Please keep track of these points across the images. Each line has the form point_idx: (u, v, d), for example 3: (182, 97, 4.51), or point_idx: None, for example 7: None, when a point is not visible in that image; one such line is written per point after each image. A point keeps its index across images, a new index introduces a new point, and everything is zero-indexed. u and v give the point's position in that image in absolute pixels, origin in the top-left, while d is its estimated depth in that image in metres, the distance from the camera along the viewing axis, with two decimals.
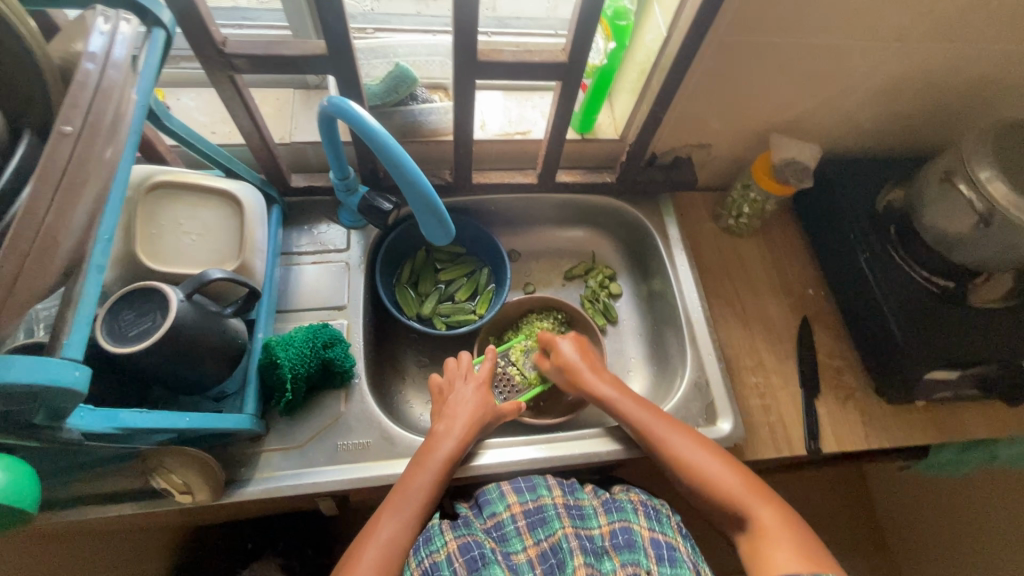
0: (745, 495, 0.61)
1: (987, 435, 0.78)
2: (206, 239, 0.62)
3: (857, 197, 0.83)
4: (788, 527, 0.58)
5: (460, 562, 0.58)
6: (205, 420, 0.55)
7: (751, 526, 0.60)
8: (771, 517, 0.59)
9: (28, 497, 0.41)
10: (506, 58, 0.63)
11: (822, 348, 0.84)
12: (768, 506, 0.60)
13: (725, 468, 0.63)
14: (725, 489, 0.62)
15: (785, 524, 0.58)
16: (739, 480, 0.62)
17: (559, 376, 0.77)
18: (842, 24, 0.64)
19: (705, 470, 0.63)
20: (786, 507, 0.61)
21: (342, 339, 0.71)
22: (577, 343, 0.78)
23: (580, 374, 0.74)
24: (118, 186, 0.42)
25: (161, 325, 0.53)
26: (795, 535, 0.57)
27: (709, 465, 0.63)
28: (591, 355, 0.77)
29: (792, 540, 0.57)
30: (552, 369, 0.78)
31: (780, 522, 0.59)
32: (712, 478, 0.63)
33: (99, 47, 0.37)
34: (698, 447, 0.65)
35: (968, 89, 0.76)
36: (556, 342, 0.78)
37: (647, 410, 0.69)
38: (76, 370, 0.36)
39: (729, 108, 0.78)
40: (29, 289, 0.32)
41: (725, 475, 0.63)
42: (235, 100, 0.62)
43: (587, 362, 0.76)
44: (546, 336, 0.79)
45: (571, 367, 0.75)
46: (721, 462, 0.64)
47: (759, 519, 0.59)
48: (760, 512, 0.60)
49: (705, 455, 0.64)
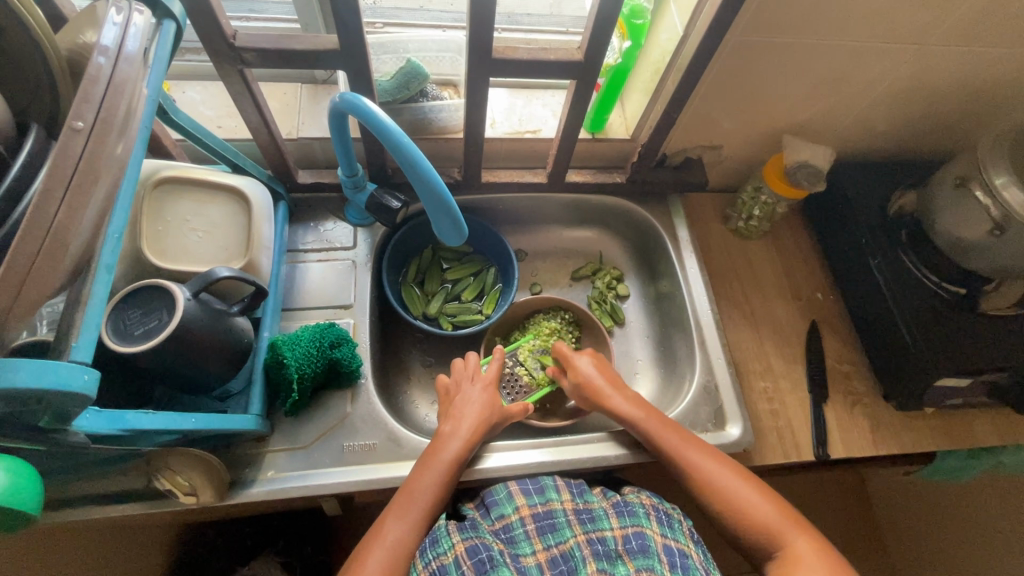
0: (779, 523, 0.60)
1: (995, 442, 0.78)
2: (214, 235, 0.61)
3: (869, 201, 0.83)
4: (822, 556, 0.57)
5: (468, 565, 0.57)
6: (210, 421, 0.54)
7: (783, 554, 0.59)
8: (805, 545, 0.58)
9: (31, 499, 0.40)
10: (521, 56, 0.61)
11: (831, 353, 0.83)
12: (800, 533, 0.59)
13: (758, 495, 0.63)
14: (759, 517, 0.61)
15: (820, 552, 0.57)
16: (773, 508, 0.61)
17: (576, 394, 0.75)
18: (862, 27, 0.63)
19: (740, 497, 0.62)
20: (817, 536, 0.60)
21: (348, 339, 0.70)
22: (596, 361, 0.76)
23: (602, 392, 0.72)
24: (128, 183, 0.41)
25: (168, 323, 0.52)
26: (833, 564, 0.56)
27: (744, 493, 0.63)
28: (611, 373, 0.75)
29: (828, 569, 0.56)
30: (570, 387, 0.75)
31: (812, 549, 0.58)
32: (746, 505, 0.62)
33: (112, 40, 0.36)
34: (733, 473, 0.64)
35: (982, 95, 0.76)
36: (574, 359, 0.76)
37: (679, 433, 0.68)
38: (85, 374, 0.35)
39: (742, 109, 0.77)
40: (38, 289, 0.31)
41: (759, 504, 0.62)
42: (244, 94, 0.61)
43: (608, 380, 0.74)
44: (564, 351, 0.76)
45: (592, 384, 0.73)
46: (755, 489, 0.63)
47: (793, 547, 0.58)
48: (794, 540, 0.59)
49: (739, 482, 0.63)
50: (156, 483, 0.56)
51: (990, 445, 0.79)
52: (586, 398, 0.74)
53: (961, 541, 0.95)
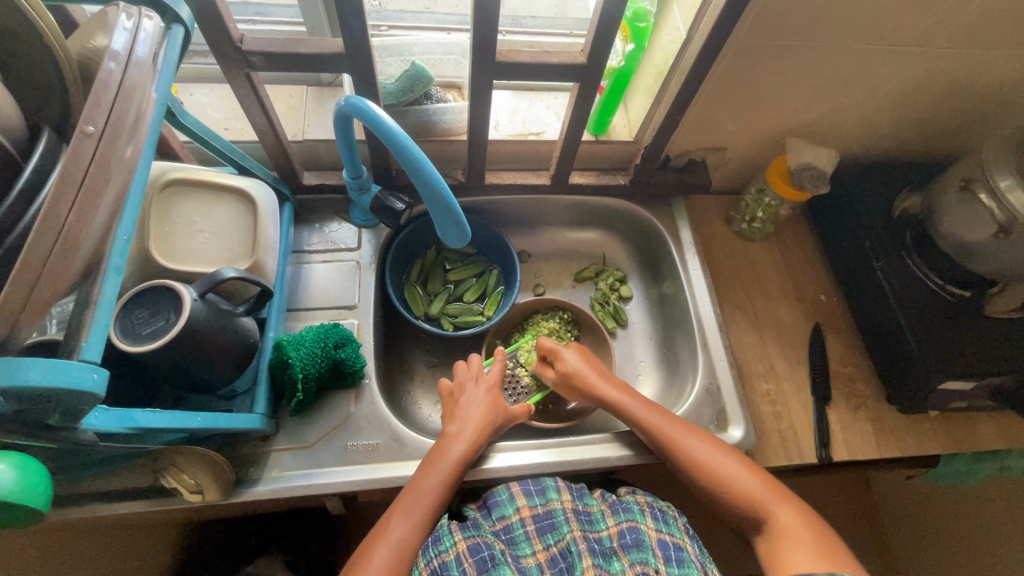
0: (762, 494, 0.61)
1: (997, 444, 0.77)
2: (220, 237, 0.62)
3: (871, 204, 0.83)
4: (807, 526, 0.59)
5: (469, 563, 0.59)
6: (216, 420, 0.55)
7: (771, 529, 0.60)
8: (789, 517, 0.59)
9: (41, 496, 0.41)
10: (524, 59, 0.62)
11: (834, 355, 0.83)
12: (785, 507, 0.60)
13: (742, 468, 0.64)
14: (744, 491, 0.62)
15: (804, 525, 0.59)
16: (761, 484, 0.62)
17: (564, 387, 0.76)
18: (865, 29, 0.63)
19: (726, 474, 0.63)
20: (803, 508, 0.61)
21: (352, 339, 0.71)
22: (581, 355, 0.77)
23: (590, 382, 0.73)
24: (137, 186, 0.41)
25: (174, 324, 0.53)
26: (817, 535, 0.58)
27: (725, 466, 0.64)
28: (596, 366, 0.76)
29: (811, 540, 0.57)
30: (554, 380, 0.77)
31: (796, 521, 0.59)
32: (729, 479, 0.63)
33: (122, 45, 0.37)
34: (717, 449, 0.65)
35: (988, 96, 0.76)
36: (559, 352, 0.77)
37: (663, 413, 0.69)
38: (94, 373, 0.36)
39: (746, 111, 0.77)
40: (50, 289, 0.32)
41: (744, 478, 0.63)
42: (251, 97, 0.62)
43: (594, 371, 0.75)
44: (548, 344, 0.78)
45: (575, 377, 0.74)
46: (739, 463, 0.64)
47: (778, 521, 0.59)
48: (777, 513, 0.60)
49: (722, 456, 0.65)
50: (162, 482, 0.57)
51: (995, 448, 0.78)
52: (574, 389, 0.75)
53: (963, 543, 0.96)
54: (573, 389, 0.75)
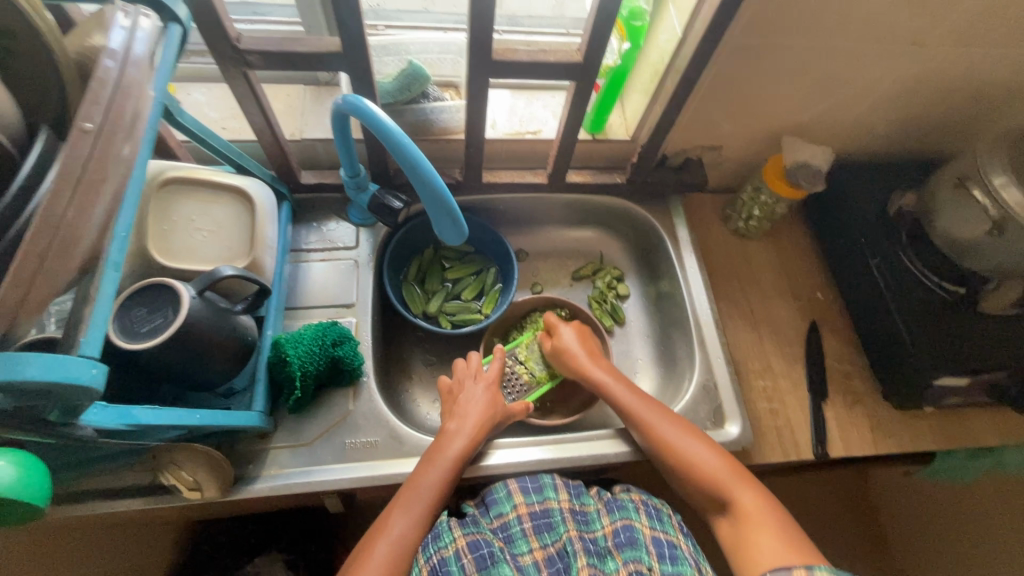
0: (729, 481, 0.62)
1: (992, 441, 0.78)
2: (218, 235, 0.62)
3: (866, 201, 0.83)
4: (773, 514, 0.59)
5: (469, 559, 0.59)
6: (215, 417, 0.55)
7: (734, 511, 0.60)
8: (755, 503, 0.60)
9: (41, 493, 0.41)
10: (520, 58, 0.62)
11: (830, 352, 0.84)
12: (752, 494, 0.60)
13: (712, 454, 0.64)
14: (707, 473, 0.62)
15: (771, 513, 0.59)
16: (724, 466, 0.62)
17: (557, 362, 0.78)
18: (859, 27, 0.63)
19: (692, 456, 0.64)
20: (772, 497, 0.61)
21: (350, 337, 0.71)
22: (578, 332, 0.79)
23: (578, 360, 0.75)
24: (135, 183, 0.41)
25: (172, 321, 0.53)
26: (781, 524, 0.58)
27: (696, 451, 0.64)
28: (592, 344, 0.78)
29: (777, 529, 0.57)
30: (550, 353, 0.78)
31: (762, 509, 0.59)
32: (697, 464, 0.63)
33: (119, 43, 0.37)
34: (687, 434, 0.65)
35: (983, 94, 0.76)
36: (560, 327, 0.79)
37: (640, 397, 0.70)
38: (93, 368, 0.36)
39: (742, 110, 0.77)
40: (48, 286, 0.32)
41: (707, 460, 0.63)
42: (248, 95, 0.62)
43: (584, 349, 0.76)
44: (552, 318, 0.80)
45: (568, 353, 0.76)
46: (709, 449, 0.64)
47: (744, 507, 0.60)
48: (743, 499, 0.60)
49: (694, 441, 0.65)
50: (161, 479, 0.57)
51: (990, 444, 0.79)
52: (566, 364, 0.76)
53: (960, 539, 0.96)
54: (564, 365, 0.77)
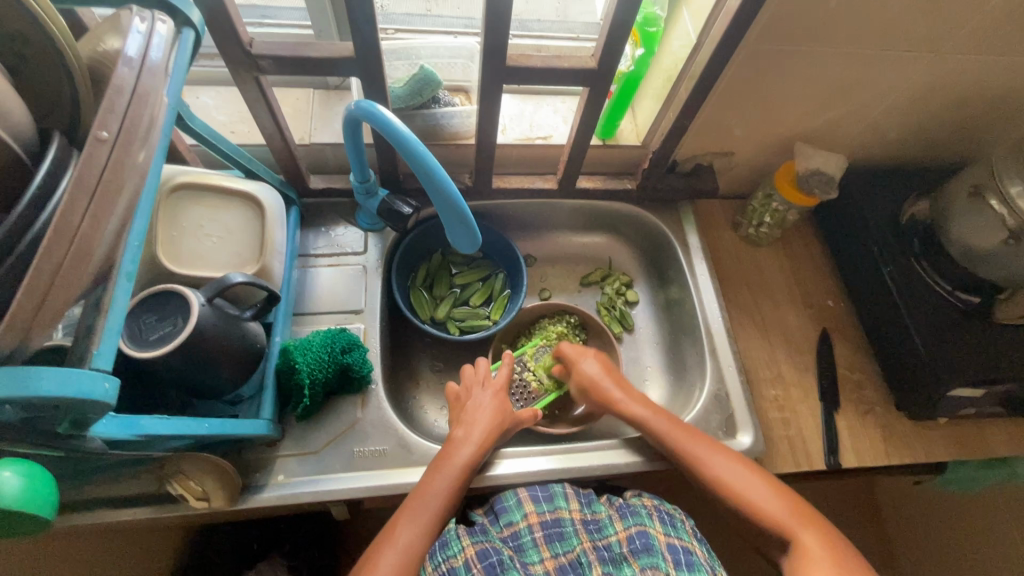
0: (785, 516, 0.61)
1: (1006, 452, 0.77)
2: (227, 241, 0.62)
3: (880, 209, 0.83)
4: (832, 551, 0.58)
5: (478, 568, 0.58)
6: (223, 426, 0.54)
7: (793, 547, 0.59)
8: (814, 540, 0.59)
9: (47, 505, 0.40)
10: (535, 63, 0.62)
11: (842, 361, 0.83)
12: (810, 530, 0.60)
13: (763, 487, 0.63)
14: (764, 508, 0.62)
15: (829, 548, 0.58)
16: (782, 504, 0.62)
17: (581, 393, 0.77)
18: (876, 34, 0.63)
19: (745, 490, 0.63)
20: (831, 531, 0.60)
21: (359, 344, 0.70)
22: (599, 362, 0.77)
23: (607, 392, 0.73)
24: (149, 191, 0.41)
25: (182, 330, 0.52)
26: (842, 560, 0.57)
27: (748, 485, 0.63)
28: (614, 373, 0.76)
29: (837, 565, 0.56)
30: (573, 385, 0.77)
31: (820, 544, 0.58)
32: (750, 496, 0.63)
33: (135, 50, 0.37)
34: (737, 465, 0.65)
35: (998, 102, 0.75)
36: (577, 360, 0.77)
37: (681, 429, 0.68)
38: (106, 382, 0.35)
39: (755, 116, 0.77)
40: (62, 298, 0.31)
41: (763, 497, 0.62)
42: (259, 100, 0.61)
43: (611, 380, 0.75)
44: (568, 351, 0.78)
45: (596, 385, 0.74)
46: (760, 480, 0.64)
47: (802, 542, 0.59)
48: (801, 535, 0.59)
49: (746, 475, 0.64)
50: (168, 488, 0.56)
51: (1003, 456, 0.78)
52: (592, 397, 0.75)
53: (970, 549, 0.95)
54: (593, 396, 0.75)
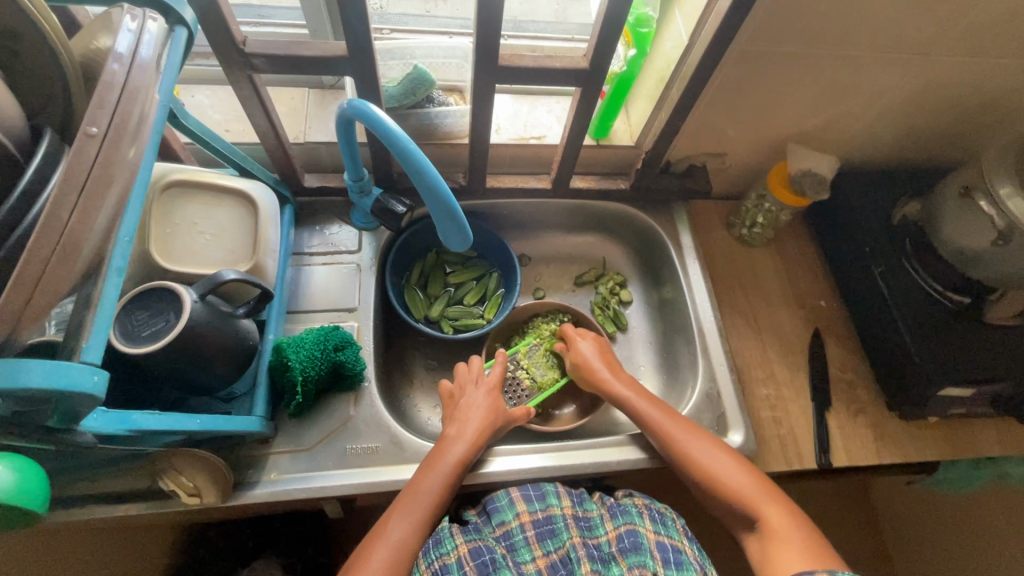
0: (752, 494, 0.61)
1: (995, 452, 0.78)
2: (221, 238, 0.62)
3: (871, 210, 0.83)
4: (798, 530, 0.58)
5: (470, 566, 0.58)
6: (215, 422, 0.55)
7: (760, 526, 0.59)
8: (779, 517, 0.59)
9: (38, 498, 0.41)
10: (527, 63, 0.62)
11: (833, 361, 0.83)
12: (775, 509, 0.60)
13: (734, 466, 0.63)
14: (733, 488, 0.62)
15: (794, 529, 0.58)
16: (751, 483, 0.62)
17: (575, 373, 0.78)
18: (866, 36, 0.63)
19: (717, 469, 0.63)
20: (798, 513, 0.60)
21: (352, 342, 0.71)
22: (596, 344, 0.79)
23: (600, 371, 0.75)
24: (139, 187, 0.41)
25: (175, 325, 0.53)
26: (806, 540, 0.57)
27: (719, 465, 0.64)
28: (610, 357, 0.77)
29: (800, 544, 0.56)
30: (569, 365, 0.78)
31: (786, 524, 0.58)
32: (721, 475, 0.63)
33: (126, 47, 0.37)
34: (710, 446, 0.65)
35: (988, 104, 0.76)
36: (576, 340, 0.79)
37: (662, 409, 0.69)
38: (94, 375, 0.36)
39: (747, 117, 0.77)
40: (50, 292, 0.31)
41: (733, 475, 0.63)
42: (252, 99, 0.62)
43: (606, 361, 0.76)
44: (569, 331, 0.80)
45: (591, 365, 0.75)
46: (731, 460, 0.64)
47: (767, 520, 0.59)
48: (767, 512, 0.59)
49: (718, 454, 0.65)
50: (160, 483, 0.56)
51: (993, 455, 0.79)
52: (585, 379, 0.76)
53: (961, 549, 0.96)
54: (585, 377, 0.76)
